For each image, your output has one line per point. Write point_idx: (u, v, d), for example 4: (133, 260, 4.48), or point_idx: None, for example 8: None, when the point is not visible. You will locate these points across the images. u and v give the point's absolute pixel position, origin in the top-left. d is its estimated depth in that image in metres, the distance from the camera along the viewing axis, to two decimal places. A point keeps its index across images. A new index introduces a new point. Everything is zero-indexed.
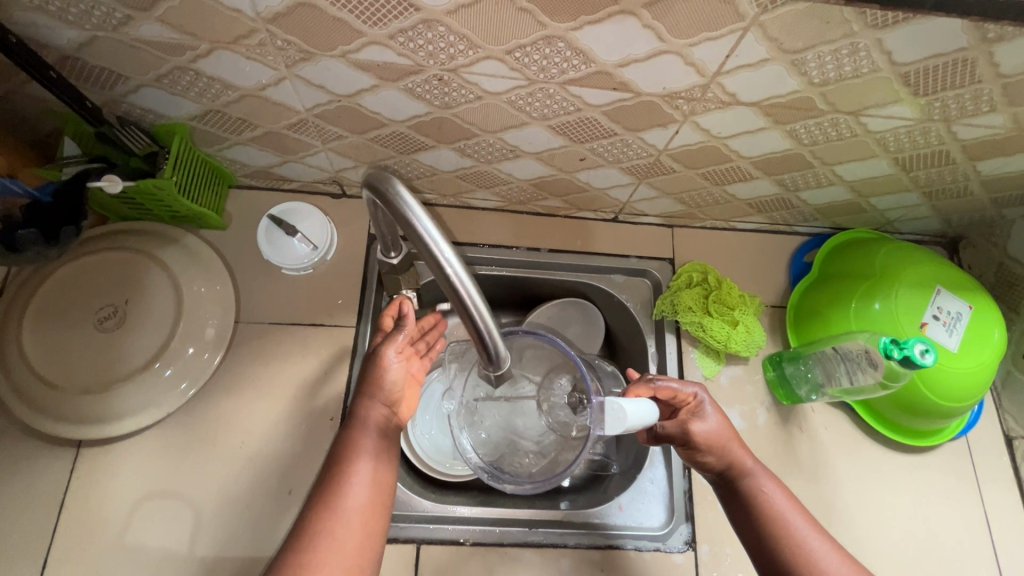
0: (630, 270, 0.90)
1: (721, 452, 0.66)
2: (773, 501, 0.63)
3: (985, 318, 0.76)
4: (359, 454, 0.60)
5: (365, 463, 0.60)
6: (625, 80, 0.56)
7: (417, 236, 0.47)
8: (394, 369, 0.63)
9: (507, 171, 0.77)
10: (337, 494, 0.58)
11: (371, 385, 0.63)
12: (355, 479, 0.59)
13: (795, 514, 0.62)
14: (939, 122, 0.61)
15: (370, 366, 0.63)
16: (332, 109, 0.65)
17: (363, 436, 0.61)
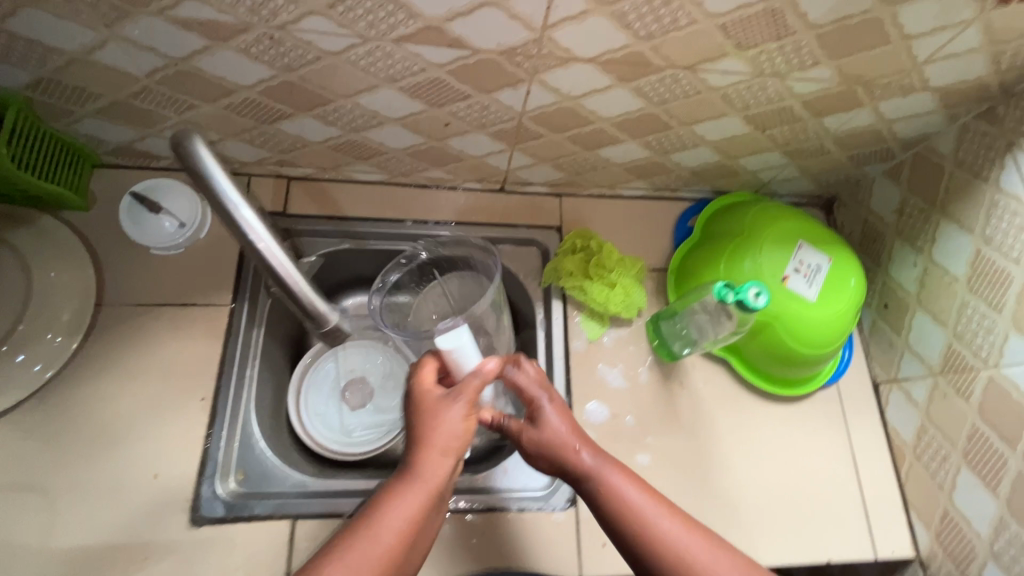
0: (518, 239, 0.90)
1: (547, 454, 0.63)
2: (625, 494, 0.58)
3: (844, 267, 0.81)
4: (404, 481, 0.57)
5: (415, 493, 0.56)
6: (457, 37, 0.56)
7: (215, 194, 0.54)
8: (450, 409, 0.60)
9: (378, 140, 0.76)
10: (376, 517, 0.55)
11: (432, 411, 0.60)
12: (397, 506, 0.55)
13: (646, 502, 0.58)
14: (772, 78, 0.64)
15: (433, 401, 0.61)
16: (173, 75, 0.63)
17: (415, 466, 0.58)
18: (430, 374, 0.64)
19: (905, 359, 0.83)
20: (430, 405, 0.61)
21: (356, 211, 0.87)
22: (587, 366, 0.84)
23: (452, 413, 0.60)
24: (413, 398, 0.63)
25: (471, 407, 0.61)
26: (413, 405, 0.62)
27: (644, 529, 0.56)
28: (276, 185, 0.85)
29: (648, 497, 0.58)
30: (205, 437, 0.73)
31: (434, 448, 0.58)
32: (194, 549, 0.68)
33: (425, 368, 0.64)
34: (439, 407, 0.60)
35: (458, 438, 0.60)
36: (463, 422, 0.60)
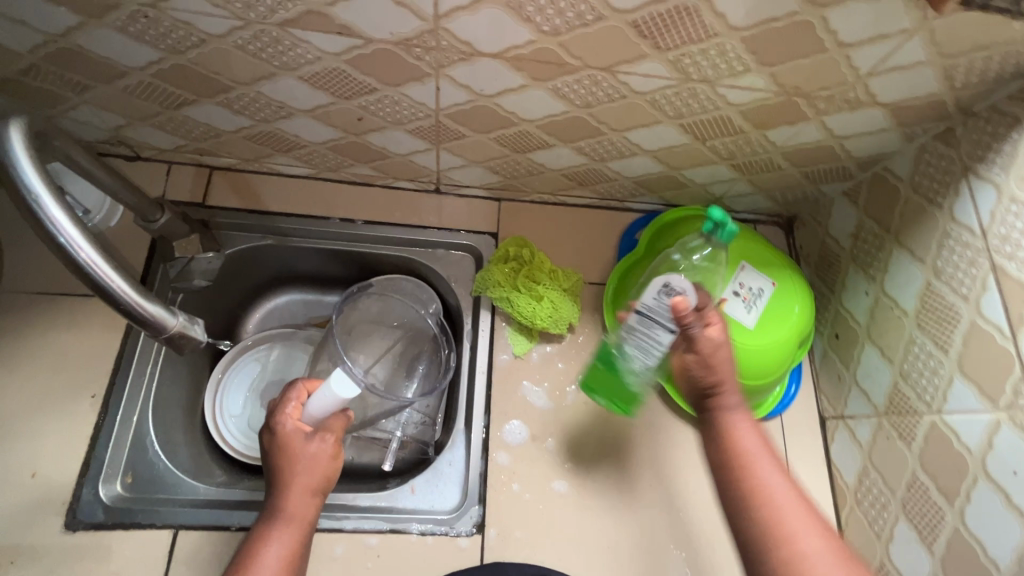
0: (451, 244, 0.86)
1: (713, 368, 0.60)
2: (744, 441, 0.58)
3: (789, 293, 0.75)
4: (276, 521, 0.60)
5: (288, 531, 0.59)
6: (344, 23, 0.52)
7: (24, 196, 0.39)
8: (312, 451, 0.63)
9: (293, 132, 0.72)
10: (252, 561, 0.57)
11: (292, 454, 0.62)
12: (271, 545, 0.58)
13: (760, 456, 0.57)
14: (702, 84, 0.59)
15: (291, 442, 0.63)
16: (56, 53, 0.59)
17: (283, 505, 0.60)
18: (292, 413, 0.64)
19: (851, 395, 0.76)
20: (292, 446, 0.62)
21: (280, 205, 0.83)
22: (510, 383, 0.79)
23: (315, 453, 0.63)
24: (272, 439, 0.63)
25: (331, 442, 0.64)
26: (274, 448, 0.63)
27: (751, 474, 0.55)
28: (197, 175, 0.82)
29: (762, 448, 0.57)
30: (91, 437, 0.69)
31: (301, 489, 0.61)
32: (65, 555, 0.64)
33: (288, 407, 0.64)
34: (302, 448, 0.62)
35: (322, 476, 0.63)
36: (324, 460, 0.63)
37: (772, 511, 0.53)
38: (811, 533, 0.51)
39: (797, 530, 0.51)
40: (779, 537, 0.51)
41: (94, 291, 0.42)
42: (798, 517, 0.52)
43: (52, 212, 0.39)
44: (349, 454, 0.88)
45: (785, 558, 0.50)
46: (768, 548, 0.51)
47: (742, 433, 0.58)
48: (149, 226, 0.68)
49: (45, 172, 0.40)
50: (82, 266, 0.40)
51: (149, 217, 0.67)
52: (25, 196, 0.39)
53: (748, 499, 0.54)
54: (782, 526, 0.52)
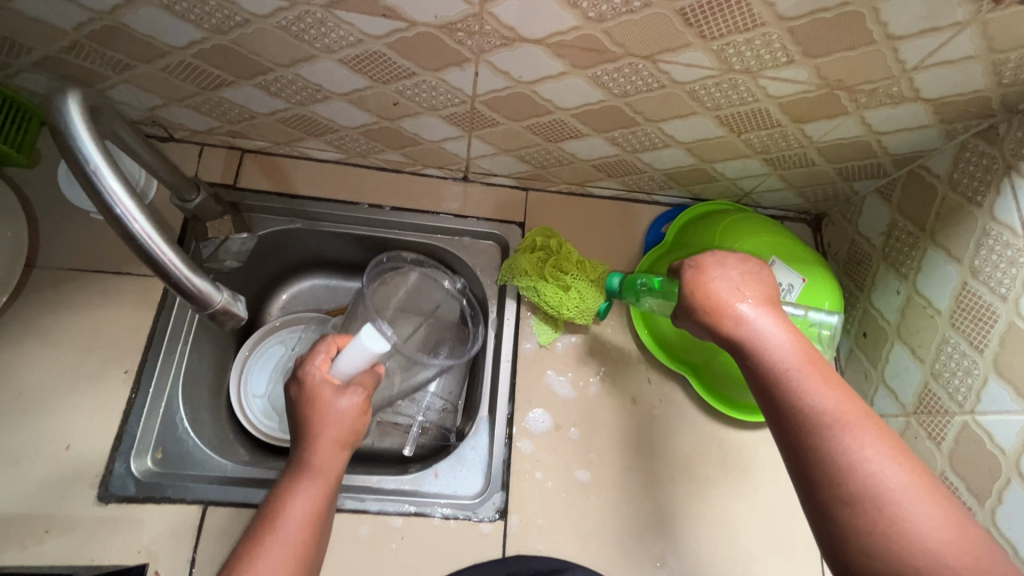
0: (477, 232, 0.86)
1: (715, 315, 0.54)
2: (782, 363, 0.49)
3: (818, 289, 0.74)
4: (302, 474, 0.60)
5: (314, 483, 0.59)
6: (389, 5, 0.52)
7: (80, 165, 0.39)
8: (342, 405, 0.64)
9: (327, 116, 0.72)
10: (278, 513, 0.57)
11: (315, 410, 0.63)
12: (297, 497, 0.58)
13: (800, 369, 0.49)
14: (743, 75, 0.58)
15: (315, 395, 0.64)
16: (100, 30, 0.59)
17: (310, 457, 0.61)
18: (320, 364, 0.66)
19: (878, 394, 0.76)
20: (319, 398, 0.64)
21: (310, 190, 0.83)
22: (535, 372, 0.79)
23: (342, 407, 0.64)
24: (302, 391, 0.65)
25: (359, 393, 0.65)
26: (303, 399, 0.64)
27: (805, 404, 0.48)
28: (228, 158, 0.82)
29: (809, 370, 0.49)
30: (123, 413, 0.70)
31: (329, 440, 0.62)
32: (97, 527, 0.65)
33: (316, 359, 0.67)
34: (332, 402, 0.63)
35: (349, 429, 0.64)
36: (353, 414, 0.64)
37: (831, 432, 0.46)
38: (882, 456, 0.45)
39: (867, 453, 0.45)
40: (847, 468, 0.45)
41: (144, 262, 0.42)
42: (866, 439, 0.45)
43: (108, 182, 0.39)
44: (371, 438, 0.89)
45: (864, 489, 0.44)
46: (843, 483, 0.44)
47: (780, 352, 0.50)
48: (184, 206, 0.69)
49: (102, 143, 0.40)
50: (135, 236, 0.40)
51: (185, 196, 0.68)
52: (82, 164, 0.39)
53: (808, 430, 0.47)
54: (838, 444, 0.46)
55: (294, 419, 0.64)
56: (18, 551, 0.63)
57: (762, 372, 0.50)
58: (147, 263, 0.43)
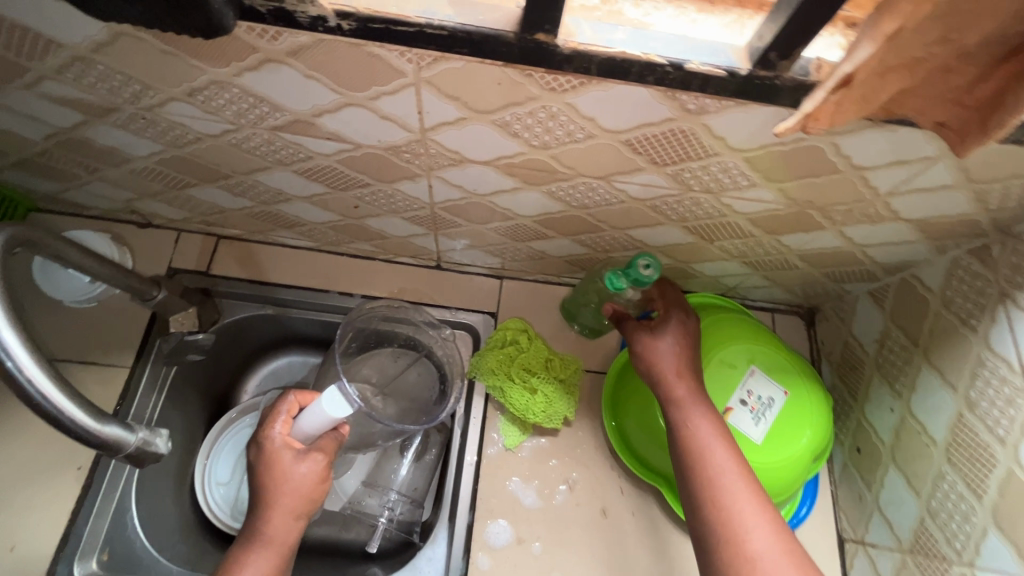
0: (449, 322, 0.84)
1: (661, 368, 0.62)
2: (697, 432, 0.58)
3: (801, 404, 0.69)
4: (252, 545, 0.58)
5: (266, 555, 0.58)
6: (331, 130, 0.51)
7: None
8: (295, 473, 0.61)
9: (293, 213, 0.72)
10: None
11: (271, 478, 0.60)
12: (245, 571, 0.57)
13: (715, 441, 0.57)
14: (704, 194, 0.55)
15: (272, 461, 0.61)
16: (65, 141, 0.61)
17: (262, 528, 0.59)
18: (280, 428, 0.62)
19: (873, 520, 0.69)
20: (274, 462, 0.60)
21: (282, 277, 0.83)
22: (499, 477, 0.75)
23: (297, 474, 0.61)
24: (258, 451, 0.62)
25: (321, 457, 0.62)
26: (260, 463, 0.61)
27: (709, 469, 0.55)
28: (204, 244, 0.83)
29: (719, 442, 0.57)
30: (71, 512, 0.69)
31: (284, 510, 0.60)
32: None
33: (277, 423, 0.62)
34: (285, 471, 0.60)
35: (305, 498, 0.61)
36: (305, 483, 0.61)
37: (731, 497, 0.53)
38: (763, 529, 0.52)
39: (749, 527, 0.52)
40: (730, 537, 0.52)
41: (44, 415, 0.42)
42: (747, 506, 0.53)
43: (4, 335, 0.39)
44: (334, 530, 0.85)
45: (734, 561, 0.51)
46: (724, 551, 0.52)
47: (702, 425, 0.58)
48: (145, 302, 0.69)
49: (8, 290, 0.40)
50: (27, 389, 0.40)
51: (146, 295, 0.68)
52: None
53: (711, 493, 0.54)
54: (737, 511, 0.53)
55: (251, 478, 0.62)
56: None
57: (683, 433, 0.58)
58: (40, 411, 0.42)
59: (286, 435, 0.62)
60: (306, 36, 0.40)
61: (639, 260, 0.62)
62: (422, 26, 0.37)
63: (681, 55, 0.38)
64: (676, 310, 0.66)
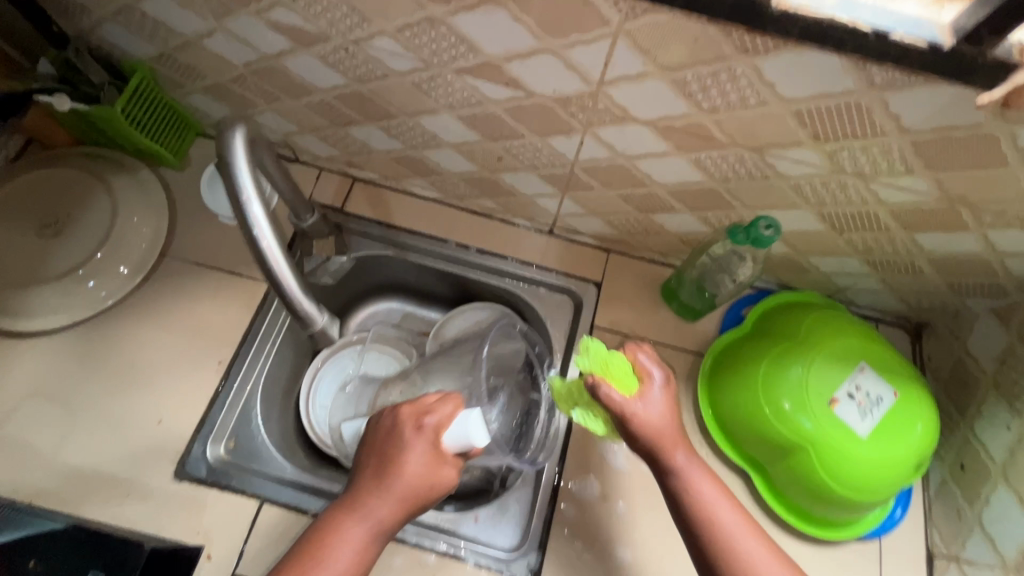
0: (554, 286, 0.88)
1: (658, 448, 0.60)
2: (709, 508, 0.59)
3: (910, 408, 0.69)
4: (356, 517, 0.57)
5: (365, 531, 0.56)
6: (514, 76, 0.56)
7: (234, 187, 0.46)
8: (415, 462, 0.58)
9: (435, 161, 0.78)
10: (323, 544, 0.56)
11: (397, 461, 0.58)
12: (342, 540, 0.56)
13: (729, 515, 0.59)
14: (854, 177, 0.57)
15: (406, 442, 0.59)
16: (264, 68, 0.69)
17: (370, 504, 0.57)
18: (429, 417, 0.60)
19: (972, 537, 0.69)
20: (404, 444, 0.59)
21: (406, 222, 0.89)
22: (590, 435, 0.78)
23: (420, 468, 0.58)
24: (393, 429, 0.60)
25: (451, 470, 0.59)
26: (395, 437, 0.60)
27: (730, 551, 0.57)
28: (340, 183, 0.90)
29: (723, 502, 0.59)
30: (210, 399, 0.77)
31: (399, 496, 0.57)
32: (169, 501, 0.71)
33: (429, 412, 0.60)
34: (410, 455, 0.58)
35: (420, 496, 0.58)
36: (424, 478, 0.58)
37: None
38: None
39: None
40: None
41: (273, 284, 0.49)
42: None
43: (254, 206, 0.46)
44: None
45: None
46: None
47: (712, 503, 0.59)
48: (299, 223, 0.76)
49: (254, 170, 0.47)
50: (264, 255, 0.47)
51: (301, 215, 0.75)
52: (238, 200, 0.46)
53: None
54: None
55: (370, 451, 0.61)
56: (101, 508, 0.69)
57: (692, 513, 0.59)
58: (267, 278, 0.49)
59: (429, 426, 0.59)
60: None
61: (760, 222, 0.65)
62: None
63: (886, 24, 0.41)
64: (657, 377, 0.62)
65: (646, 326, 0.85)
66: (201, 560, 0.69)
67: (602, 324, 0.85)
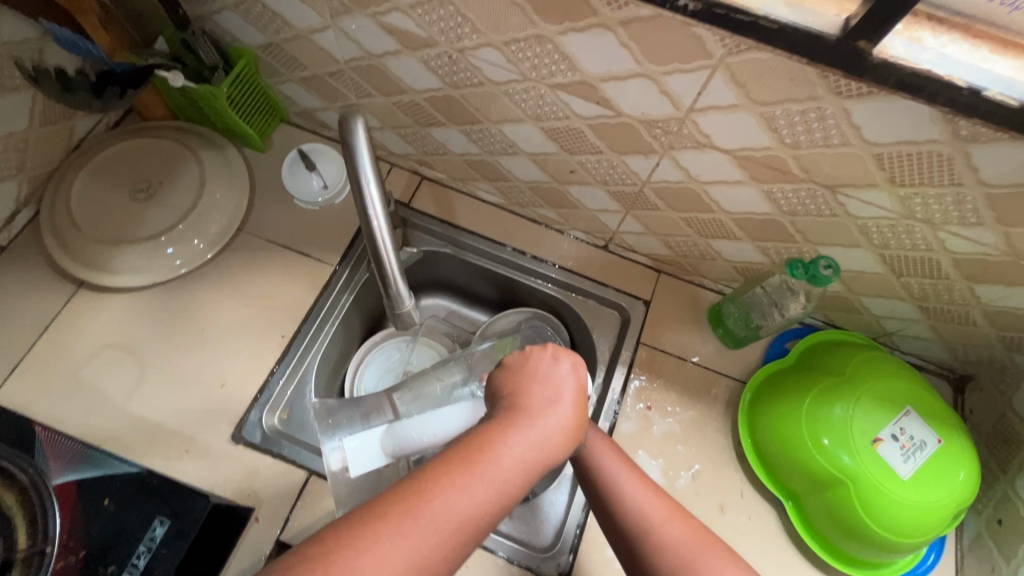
0: (604, 299, 0.91)
1: None
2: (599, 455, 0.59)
3: (952, 456, 0.70)
4: (524, 430, 0.47)
5: (531, 451, 0.46)
6: (606, 96, 0.60)
7: (356, 173, 0.53)
8: (575, 397, 0.52)
9: (507, 167, 0.82)
10: (489, 456, 0.44)
11: (559, 383, 0.52)
12: (512, 448, 0.45)
13: (615, 461, 0.59)
14: (922, 224, 0.59)
15: (558, 371, 0.53)
16: (364, 65, 0.74)
17: (540, 417, 0.49)
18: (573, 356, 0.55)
19: None
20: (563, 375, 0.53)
21: (467, 222, 0.93)
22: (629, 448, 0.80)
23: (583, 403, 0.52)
24: (547, 359, 0.54)
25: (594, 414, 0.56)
26: (543, 365, 0.53)
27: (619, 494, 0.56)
28: (409, 179, 0.94)
29: (619, 462, 0.59)
30: (270, 370, 0.81)
31: (568, 419, 0.50)
32: (225, 462, 0.74)
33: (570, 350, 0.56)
34: (565, 385, 0.52)
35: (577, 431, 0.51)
36: (583, 415, 0.52)
37: (649, 516, 0.54)
38: (706, 546, 0.53)
39: (683, 540, 0.53)
40: (673, 553, 0.52)
41: (375, 257, 0.58)
42: (677, 526, 0.54)
43: (372, 191, 0.53)
44: None
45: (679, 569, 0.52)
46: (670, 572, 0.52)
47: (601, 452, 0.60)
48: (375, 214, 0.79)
49: (374, 160, 0.53)
50: (373, 231, 0.55)
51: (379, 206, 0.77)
52: (361, 188, 0.53)
53: (635, 521, 0.55)
54: (662, 531, 0.54)
55: (519, 374, 0.53)
56: (163, 462, 0.73)
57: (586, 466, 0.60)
58: (370, 251, 0.58)
59: (582, 367, 0.55)
60: (648, 10, 0.49)
61: (819, 260, 0.68)
62: (759, 16, 0.44)
63: (981, 82, 0.44)
64: None
65: (691, 348, 0.87)
66: (250, 522, 0.71)
67: (649, 341, 0.87)
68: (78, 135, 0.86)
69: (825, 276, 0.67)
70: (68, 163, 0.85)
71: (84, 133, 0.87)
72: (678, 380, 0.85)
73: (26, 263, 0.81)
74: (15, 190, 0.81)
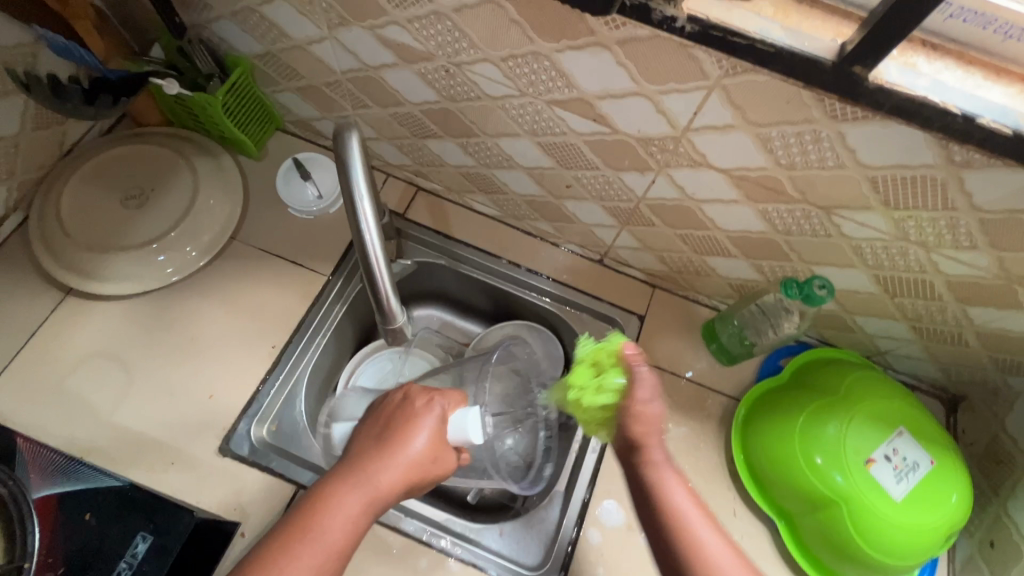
0: (598, 313, 0.90)
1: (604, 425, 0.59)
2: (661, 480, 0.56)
3: (944, 477, 0.70)
4: (354, 485, 0.55)
5: (362, 501, 0.55)
6: (603, 113, 0.60)
7: (349, 187, 0.52)
8: (421, 442, 0.59)
9: (503, 180, 0.82)
10: (316, 519, 0.53)
11: (399, 427, 0.60)
12: (340, 506, 0.54)
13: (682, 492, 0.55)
14: (916, 246, 0.59)
15: (404, 417, 0.61)
16: (361, 77, 0.74)
17: (372, 470, 0.56)
18: (422, 397, 0.63)
19: None
20: (412, 422, 0.60)
21: (462, 234, 0.92)
22: None
23: (426, 448, 0.59)
24: (402, 406, 0.62)
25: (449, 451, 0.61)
26: (394, 409, 0.62)
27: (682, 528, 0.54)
28: (405, 189, 0.93)
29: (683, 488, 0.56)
30: (260, 381, 0.79)
31: (399, 465, 0.57)
32: (211, 475, 0.73)
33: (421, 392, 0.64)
34: (418, 432, 0.60)
35: (420, 475, 0.58)
36: (426, 458, 0.59)
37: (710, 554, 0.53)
38: None
39: None
40: None
41: (367, 273, 0.57)
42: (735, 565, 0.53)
43: (365, 206, 0.53)
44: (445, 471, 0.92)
45: None
46: None
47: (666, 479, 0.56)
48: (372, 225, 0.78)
49: (368, 173, 0.53)
50: (365, 247, 0.54)
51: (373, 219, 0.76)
52: (354, 203, 0.52)
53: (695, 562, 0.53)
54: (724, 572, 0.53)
55: (375, 424, 0.62)
56: (148, 474, 0.72)
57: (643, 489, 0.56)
58: (362, 266, 0.57)
59: (435, 411, 0.62)
60: (645, 31, 0.49)
61: (815, 280, 0.68)
62: (756, 40, 0.44)
63: (975, 109, 0.44)
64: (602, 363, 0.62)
65: (685, 364, 0.86)
66: (236, 536, 0.71)
67: (642, 356, 0.86)
68: (69, 141, 0.85)
69: (821, 297, 0.67)
70: (58, 169, 0.84)
71: (75, 139, 0.86)
72: (671, 396, 0.84)
73: (13, 268, 0.80)
74: (4, 195, 0.80)
